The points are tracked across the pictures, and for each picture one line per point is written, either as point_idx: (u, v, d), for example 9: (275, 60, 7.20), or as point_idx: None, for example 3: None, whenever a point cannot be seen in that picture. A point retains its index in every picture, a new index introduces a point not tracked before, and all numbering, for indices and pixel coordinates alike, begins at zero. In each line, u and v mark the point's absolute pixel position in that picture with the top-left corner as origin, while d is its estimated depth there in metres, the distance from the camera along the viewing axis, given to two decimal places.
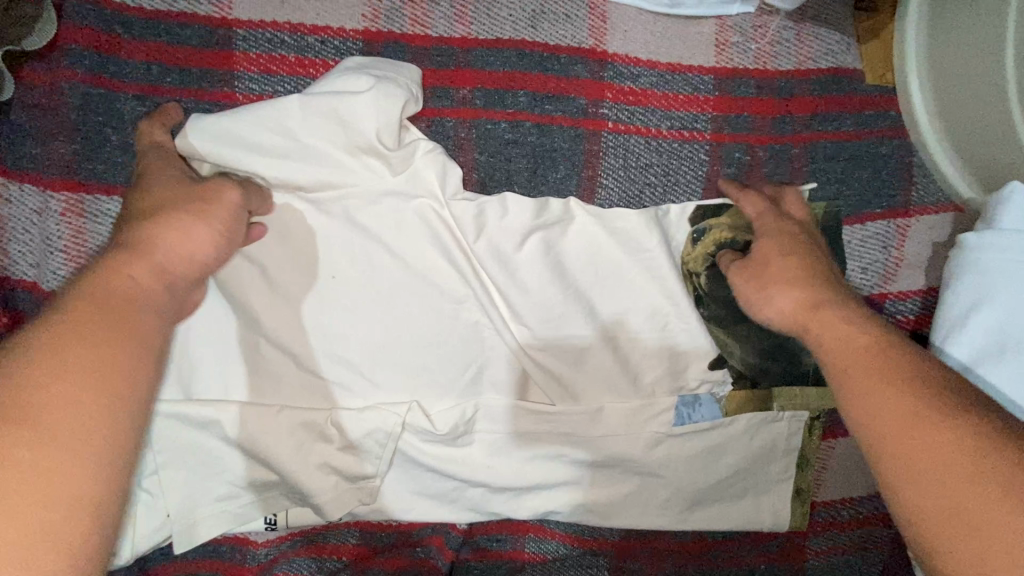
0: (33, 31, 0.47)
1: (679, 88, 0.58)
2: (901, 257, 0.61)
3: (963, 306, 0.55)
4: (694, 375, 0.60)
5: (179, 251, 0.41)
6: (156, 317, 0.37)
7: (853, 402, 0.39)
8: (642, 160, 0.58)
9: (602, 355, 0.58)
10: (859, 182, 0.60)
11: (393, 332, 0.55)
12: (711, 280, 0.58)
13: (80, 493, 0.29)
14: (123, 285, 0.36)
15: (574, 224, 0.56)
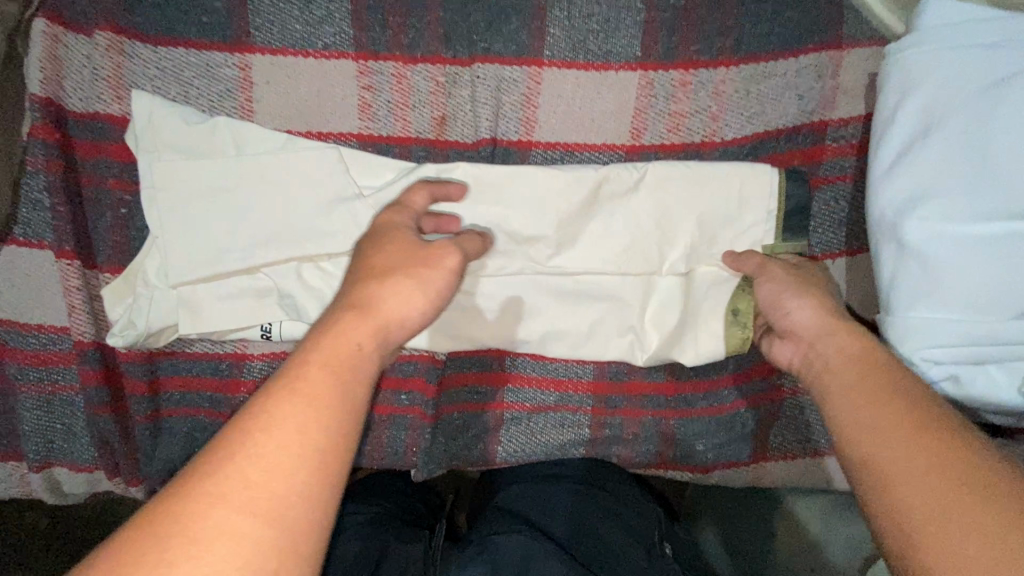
0: None
1: None
2: (836, 86, 0.66)
3: (891, 103, 0.59)
4: (642, 200, 0.64)
5: (394, 308, 0.49)
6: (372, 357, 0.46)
7: (840, 406, 0.48)
8: (585, 11, 0.65)
9: (550, 181, 0.64)
10: (789, 22, 0.65)
11: (364, 162, 0.64)
12: (661, 196, 0.64)
13: (319, 479, 0.40)
14: (351, 351, 0.45)
15: (499, 171, 0.63)
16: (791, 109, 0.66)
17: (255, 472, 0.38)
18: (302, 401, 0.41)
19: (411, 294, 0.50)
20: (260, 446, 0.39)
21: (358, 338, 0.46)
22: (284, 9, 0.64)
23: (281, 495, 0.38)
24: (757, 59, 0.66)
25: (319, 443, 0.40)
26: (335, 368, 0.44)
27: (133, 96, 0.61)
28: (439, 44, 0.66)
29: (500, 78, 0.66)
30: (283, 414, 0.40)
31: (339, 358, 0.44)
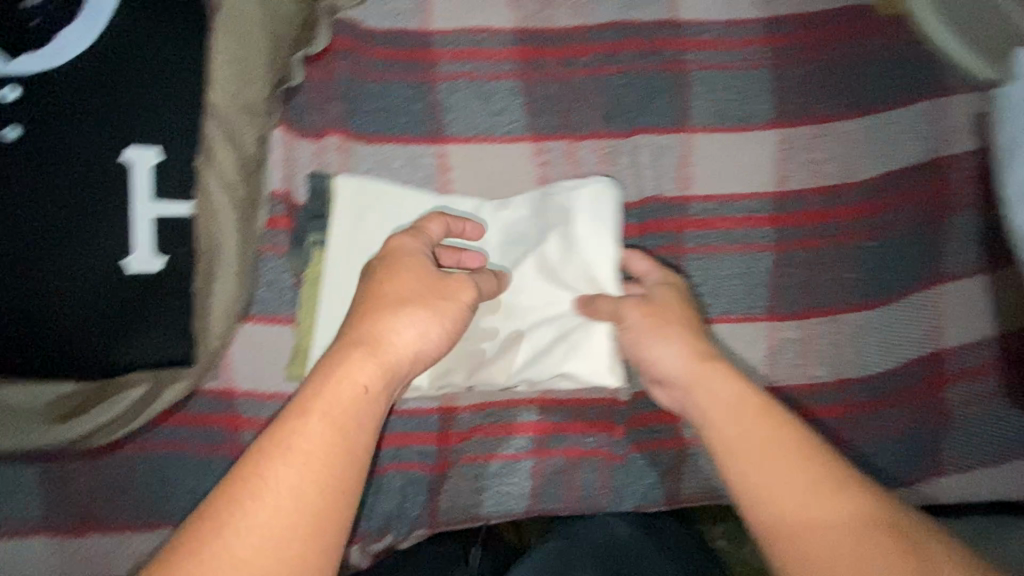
0: (316, 36, 0.72)
1: (737, 35, 0.79)
2: (948, 126, 0.76)
3: (1014, 129, 0.68)
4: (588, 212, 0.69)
5: (393, 341, 0.54)
6: (360, 389, 0.51)
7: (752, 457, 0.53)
8: (722, 85, 0.77)
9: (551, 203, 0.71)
10: (894, 79, 0.77)
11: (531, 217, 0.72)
12: (795, 233, 0.75)
13: (317, 509, 0.46)
14: (350, 391, 0.50)
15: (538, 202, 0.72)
16: (912, 147, 0.75)
17: (261, 516, 0.44)
18: (296, 446, 0.47)
19: (427, 318, 0.56)
20: (248, 500, 0.45)
21: (364, 380, 0.51)
22: (473, 105, 0.76)
23: (282, 520, 0.45)
24: (872, 110, 0.76)
25: (322, 480, 0.46)
26: (336, 415, 0.49)
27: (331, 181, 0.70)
28: (601, 121, 0.77)
29: (656, 145, 0.76)
30: (293, 457, 0.47)
31: (347, 403, 0.50)
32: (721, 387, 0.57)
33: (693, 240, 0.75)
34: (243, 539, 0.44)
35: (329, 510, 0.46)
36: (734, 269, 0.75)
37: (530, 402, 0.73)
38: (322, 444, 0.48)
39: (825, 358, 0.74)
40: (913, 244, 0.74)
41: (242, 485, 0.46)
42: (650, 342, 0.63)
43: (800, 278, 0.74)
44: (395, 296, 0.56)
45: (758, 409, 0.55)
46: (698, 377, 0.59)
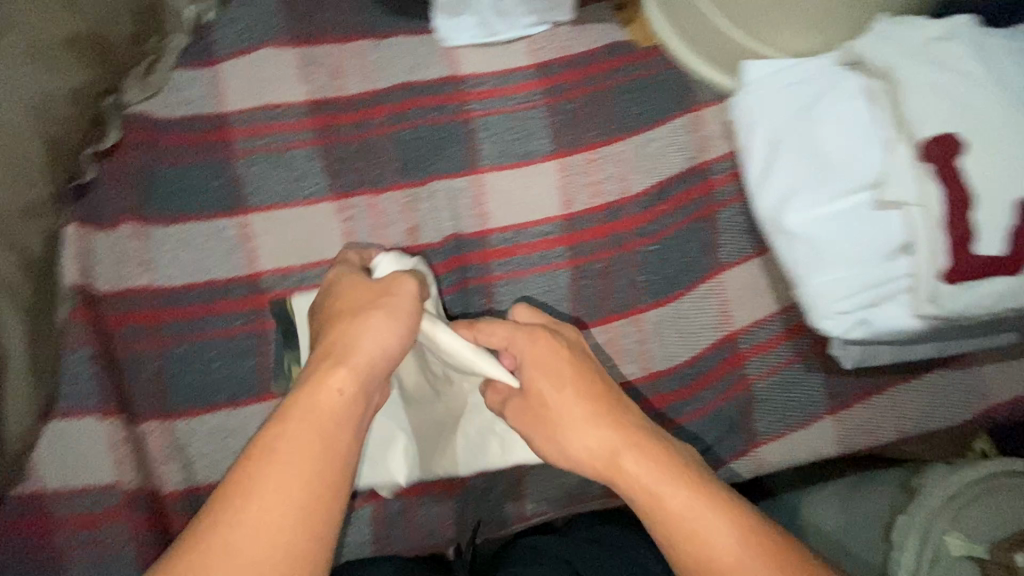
0: (107, 132, 0.76)
1: (512, 82, 0.88)
2: (705, 135, 0.86)
3: (745, 133, 0.77)
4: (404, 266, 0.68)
5: (361, 344, 0.56)
6: (336, 394, 0.53)
7: (701, 553, 0.51)
8: (503, 127, 0.85)
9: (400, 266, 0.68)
10: (654, 101, 0.87)
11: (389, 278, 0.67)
12: (587, 249, 0.82)
13: (309, 501, 0.47)
14: (328, 396, 0.52)
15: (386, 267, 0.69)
16: (676, 157, 0.85)
17: (251, 517, 0.45)
18: (279, 455, 0.48)
19: (379, 323, 0.57)
20: (238, 510, 0.46)
21: (340, 385, 0.53)
22: (271, 175, 0.80)
23: (275, 518, 0.46)
24: (638, 130, 0.86)
25: (307, 481, 0.48)
26: (315, 415, 0.51)
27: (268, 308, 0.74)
28: (397, 173, 0.82)
29: (450, 188, 0.82)
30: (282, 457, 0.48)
31: (328, 409, 0.52)
32: (653, 465, 0.55)
33: (498, 269, 0.81)
34: (240, 536, 0.45)
35: (318, 503, 0.47)
36: (538, 289, 0.81)
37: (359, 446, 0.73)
38: (303, 450, 0.49)
39: (657, 353, 0.81)
40: (690, 241, 0.83)
41: (236, 493, 0.47)
42: (569, 430, 0.59)
43: (597, 288, 0.81)
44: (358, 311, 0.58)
45: (700, 497, 0.53)
46: (616, 464, 0.57)
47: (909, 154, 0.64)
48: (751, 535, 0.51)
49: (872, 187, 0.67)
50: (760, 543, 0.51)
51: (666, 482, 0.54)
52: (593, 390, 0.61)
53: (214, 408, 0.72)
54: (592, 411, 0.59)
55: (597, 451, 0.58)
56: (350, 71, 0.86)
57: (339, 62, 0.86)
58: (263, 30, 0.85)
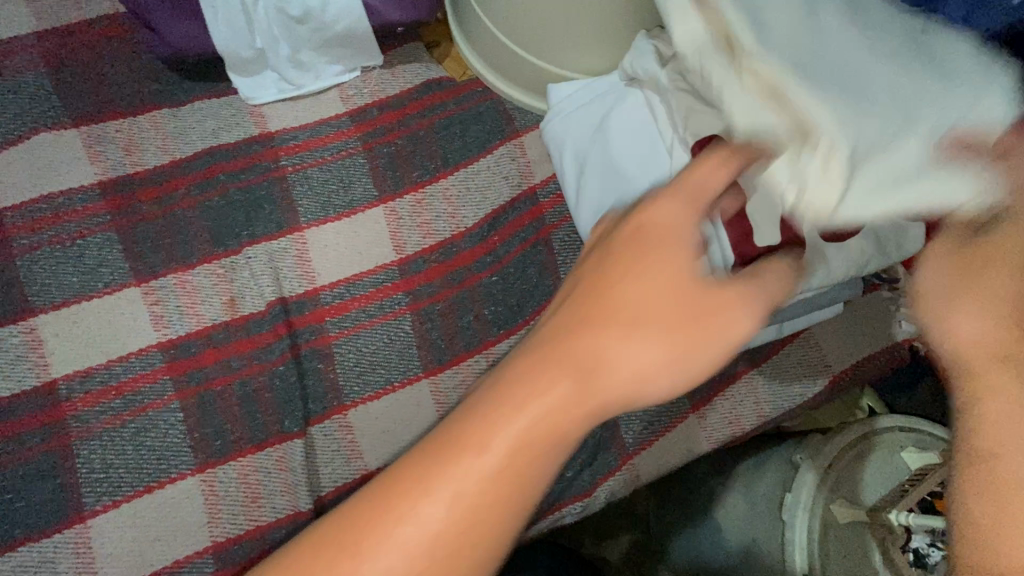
0: None
1: (326, 132, 0.85)
2: (528, 159, 0.86)
3: (557, 155, 0.79)
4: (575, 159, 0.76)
5: (610, 332, 0.42)
6: (611, 346, 0.42)
7: (1014, 475, 0.37)
8: (321, 179, 0.82)
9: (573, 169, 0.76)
10: (473, 133, 0.88)
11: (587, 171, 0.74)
12: (427, 291, 0.80)
13: (503, 511, 0.40)
14: (596, 347, 0.42)
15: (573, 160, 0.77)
16: (503, 185, 0.85)
17: (440, 508, 0.39)
18: (492, 414, 0.40)
19: (664, 269, 0.43)
20: (399, 509, 0.40)
21: (624, 360, 0.42)
22: (60, 269, 0.73)
23: (429, 525, 0.39)
24: (462, 163, 0.85)
25: (488, 492, 0.39)
26: (582, 378, 0.41)
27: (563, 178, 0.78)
28: (209, 244, 0.77)
29: (269, 251, 0.78)
30: (468, 469, 0.39)
31: (653, 298, 0.43)
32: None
33: (335, 327, 0.77)
34: (404, 529, 0.39)
35: (498, 514, 0.40)
36: (381, 341, 0.77)
37: (205, 552, 0.66)
38: (545, 445, 0.40)
39: None
40: (528, 266, 0.82)
41: (461, 440, 0.40)
42: (947, 305, 0.42)
43: (441, 330, 0.78)
44: (653, 243, 0.44)
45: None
46: (992, 360, 0.39)
47: (685, 155, 0.65)
48: None
49: None
50: None
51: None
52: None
53: (21, 543, 0.64)
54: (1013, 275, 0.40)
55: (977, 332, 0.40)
56: (146, 144, 0.81)
57: (133, 137, 0.81)
58: (39, 114, 0.79)
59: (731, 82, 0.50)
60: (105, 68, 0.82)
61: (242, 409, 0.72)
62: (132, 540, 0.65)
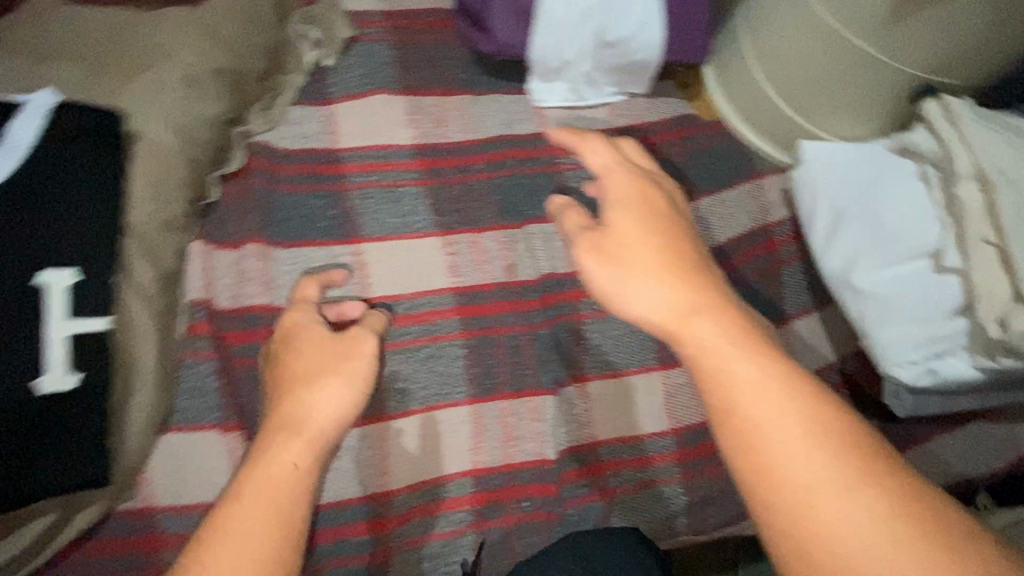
0: (228, 158, 0.79)
1: (597, 141, 0.98)
2: (767, 200, 0.96)
3: (808, 204, 0.88)
4: (827, 212, 0.86)
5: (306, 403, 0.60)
6: (294, 442, 0.57)
7: (848, 498, 0.44)
8: (592, 181, 0.94)
9: (827, 222, 0.85)
10: (718, 168, 0.99)
11: (846, 228, 0.83)
12: None
13: (272, 511, 0.51)
14: (295, 411, 0.60)
15: (828, 214, 0.85)
16: (742, 217, 0.95)
17: (249, 509, 0.50)
18: (253, 467, 0.54)
19: (334, 381, 0.63)
20: (259, 470, 0.54)
21: (328, 406, 0.61)
22: (383, 210, 0.85)
23: (252, 523, 0.49)
24: (708, 191, 0.96)
25: (263, 513, 0.50)
26: (294, 426, 0.58)
27: (811, 225, 0.87)
28: (497, 215, 0.89)
29: (546, 230, 0.89)
30: (271, 469, 0.54)
31: (322, 372, 0.63)
32: (775, 403, 0.48)
33: (590, 307, 0.86)
34: (237, 526, 0.49)
35: (264, 524, 0.50)
36: (628, 329, 0.86)
37: (465, 474, 0.78)
38: (259, 492, 0.52)
39: None
40: (758, 293, 0.92)
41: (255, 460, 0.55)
42: (627, 290, 0.56)
43: None
44: (319, 374, 0.63)
45: (834, 432, 0.46)
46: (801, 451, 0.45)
47: (963, 230, 0.76)
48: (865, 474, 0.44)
49: (930, 254, 0.78)
50: (852, 450, 0.45)
51: (789, 405, 0.47)
52: (809, 417, 0.47)
53: None
54: (729, 342, 0.51)
55: (657, 306, 0.55)
56: (452, 120, 0.94)
57: (442, 112, 0.94)
58: (376, 78, 0.92)
59: (948, 239, 0.77)
60: (430, 50, 0.95)
61: (509, 361, 0.82)
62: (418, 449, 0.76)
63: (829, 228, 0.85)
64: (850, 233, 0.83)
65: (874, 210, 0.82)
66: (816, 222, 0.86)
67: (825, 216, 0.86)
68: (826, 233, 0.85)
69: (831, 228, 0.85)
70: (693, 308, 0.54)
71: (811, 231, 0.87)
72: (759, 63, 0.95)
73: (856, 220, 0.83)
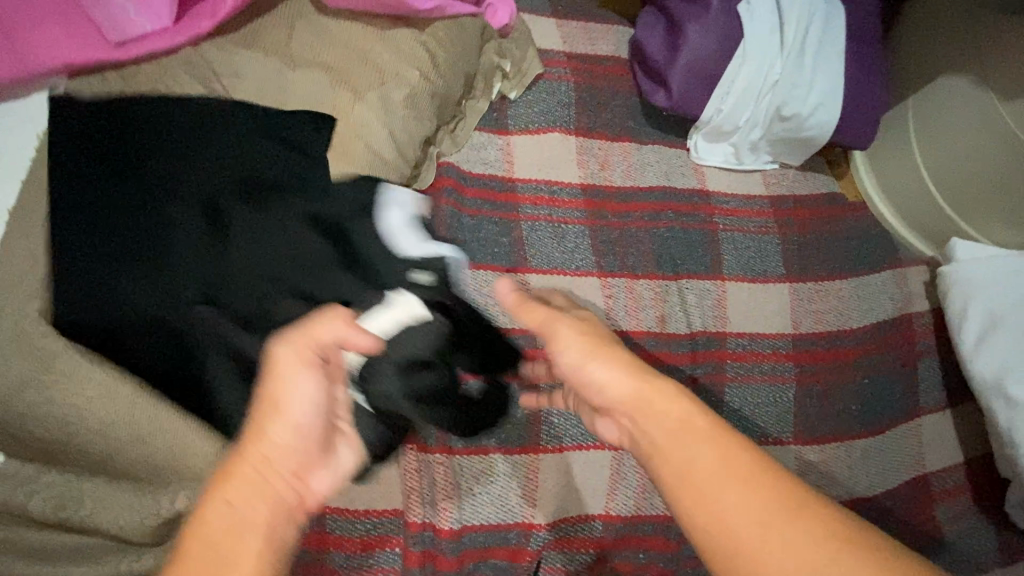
0: (421, 175, 0.83)
1: (751, 206, 0.99)
2: (910, 291, 0.97)
3: (958, 305, 0.90)
4: (980, 317, 0.87)
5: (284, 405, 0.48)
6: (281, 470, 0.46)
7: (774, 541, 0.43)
8: (744, 245, 0.96)
9: (977, 327, 0.87)
10: (865, 250, 1.00)
11: (1001, 336, 0.85)
12: (808, 370, 0.91)
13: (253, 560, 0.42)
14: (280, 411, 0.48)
15: (980, 319, 0.87)
16: (885, 302, 0.96)
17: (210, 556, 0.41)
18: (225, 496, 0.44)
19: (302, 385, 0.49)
20: (228, 498, 0.44)
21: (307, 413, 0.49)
22: (551, 245, 0.88)
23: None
24: (853, 272, 0.98)
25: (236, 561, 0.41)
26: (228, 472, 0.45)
27: (959, 327, 0.89)
28: (653, 265, 0.91)
29: (698, 287, 0.91)
30: (246, 488, 0.44)
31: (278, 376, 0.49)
32: (710, 448, 0.47)
33: (733, 369, 0.88)
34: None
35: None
36: (767, 398, 0.88)
37: (596, 518, 0.78)
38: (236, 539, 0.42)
39: (869, 477, 0.88)
40: (896, 382, 0.92)
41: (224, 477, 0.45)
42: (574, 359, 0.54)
43: (815, 408, 0.89)
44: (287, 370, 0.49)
45: (754, 479, 0.45)
46: (700, 485, 0.46)
47: None
48: (787, 522, 0.44)
49: None
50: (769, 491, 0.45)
51: (717, 450, 0.47)
52: (723, 458, 0.47)
53: (490, 450, 0.76)
54: (663, 399, 0.50)
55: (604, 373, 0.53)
56: (617, 166, 0.97)
57: (608, 157, 0.96)
58: (553, 116, 0.95)
59: None
60: (605, 96, 0.98)
61: None
62: (564, 486, 0.77)
63: (980, 334, 0.87)
64: (1002, 342, 0.85)
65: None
66: (967, 326, 0.88)
67: (977, 321, 0.87)
68: (976, 339, 0.87)
69: (984, 334, 0.86)
70: (631, 372, 0.53)
71: (958, 333, 0.89)
72: (921, 157, 0.98)
73: (1011, 330, 0.85)
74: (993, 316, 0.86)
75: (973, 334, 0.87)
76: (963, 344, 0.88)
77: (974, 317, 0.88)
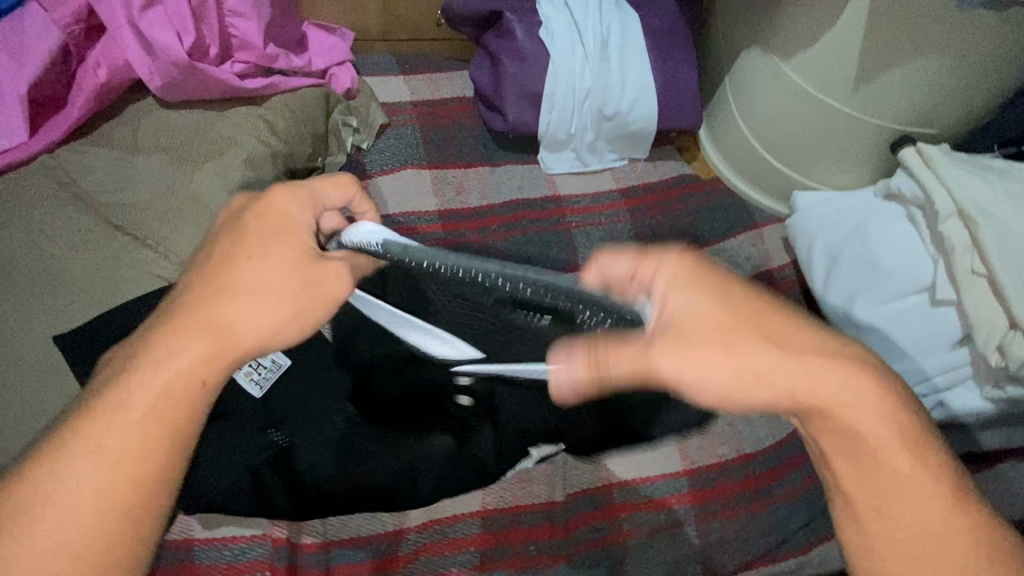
0: None
1: (602, 201, 1.07)
2: (767, 248, 1.02)
3: (803, 249, 0.94)
4: (821, 256, 0.91)
5: (225, 314, 0.48)
6: (195, 387, 0.48)
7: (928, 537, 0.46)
8: (598, 237, 1.02)
9: (823, 265, 0.90)
10: (720, 218, 1.06)
11: (842, 269, 0.87)
12: None
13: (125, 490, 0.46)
14: (229, 315, 0.48)
15: (822, 258, 0.90)
16: (743, 262, 1.01)
17: (82, 470, 0.45)
18: (134, 386, 0.47)
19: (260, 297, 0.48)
20: (135, 390, 0.46)
21: (254, 313, 0.48)
22: None
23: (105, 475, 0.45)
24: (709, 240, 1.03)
25: (124, 473, 0.45)
26: (220, 343, 0.47)
27: (808, 270, 0.92)
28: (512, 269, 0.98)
29: None
30: (160, 369, 0.47)
31: (266, 271, 0.49)
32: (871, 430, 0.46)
33: None
34: (75, 464, 0.45)
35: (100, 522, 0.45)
36: None
37: (469, 516, 0.79)
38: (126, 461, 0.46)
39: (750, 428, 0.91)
40: None
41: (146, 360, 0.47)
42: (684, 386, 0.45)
43: None
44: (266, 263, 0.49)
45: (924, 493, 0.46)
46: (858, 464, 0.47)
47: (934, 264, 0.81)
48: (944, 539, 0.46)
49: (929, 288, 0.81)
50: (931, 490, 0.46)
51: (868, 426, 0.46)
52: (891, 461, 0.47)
53: None
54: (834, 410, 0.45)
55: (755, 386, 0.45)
56: (472, 188, 1.06)
57: (462, 181, 1.06)
58: (407, 156, 1.06)
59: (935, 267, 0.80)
60: (453, 131, 1.09)
61: None
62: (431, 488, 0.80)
63: (824, 271, 0.90)
64: (844, 274, 0.87)
65: (866, 250, 0.86)
66: (813, 267, 0.91)
67: (821, 260, 0.91)
68: (821, 277, 0.90)
69: (828, 271, 0.89)
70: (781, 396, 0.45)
71: (810, 276, 0.92)
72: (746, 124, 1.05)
73: (849, 260, 0.87)
74: (832, 252, 0.90)
75: (819, 274, 0.90)
76: (815, 284, 0.91)
77: (818, 258, 0.91)
